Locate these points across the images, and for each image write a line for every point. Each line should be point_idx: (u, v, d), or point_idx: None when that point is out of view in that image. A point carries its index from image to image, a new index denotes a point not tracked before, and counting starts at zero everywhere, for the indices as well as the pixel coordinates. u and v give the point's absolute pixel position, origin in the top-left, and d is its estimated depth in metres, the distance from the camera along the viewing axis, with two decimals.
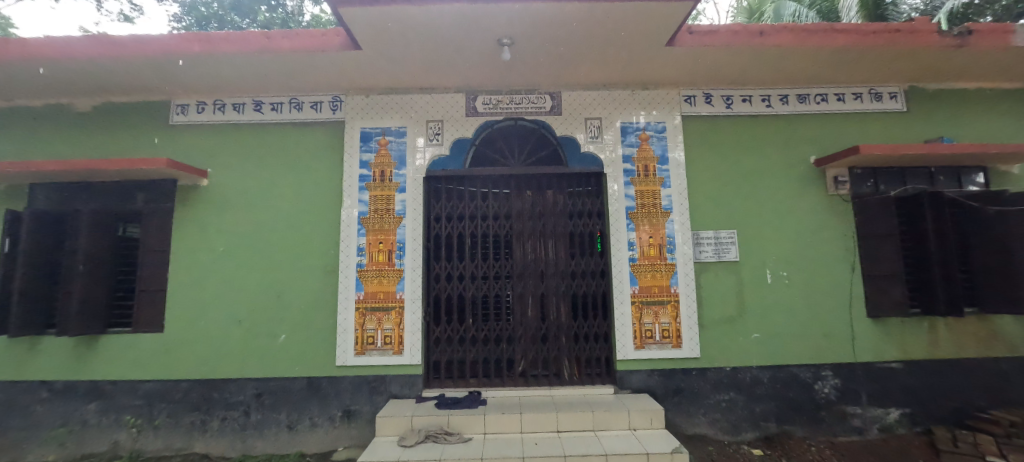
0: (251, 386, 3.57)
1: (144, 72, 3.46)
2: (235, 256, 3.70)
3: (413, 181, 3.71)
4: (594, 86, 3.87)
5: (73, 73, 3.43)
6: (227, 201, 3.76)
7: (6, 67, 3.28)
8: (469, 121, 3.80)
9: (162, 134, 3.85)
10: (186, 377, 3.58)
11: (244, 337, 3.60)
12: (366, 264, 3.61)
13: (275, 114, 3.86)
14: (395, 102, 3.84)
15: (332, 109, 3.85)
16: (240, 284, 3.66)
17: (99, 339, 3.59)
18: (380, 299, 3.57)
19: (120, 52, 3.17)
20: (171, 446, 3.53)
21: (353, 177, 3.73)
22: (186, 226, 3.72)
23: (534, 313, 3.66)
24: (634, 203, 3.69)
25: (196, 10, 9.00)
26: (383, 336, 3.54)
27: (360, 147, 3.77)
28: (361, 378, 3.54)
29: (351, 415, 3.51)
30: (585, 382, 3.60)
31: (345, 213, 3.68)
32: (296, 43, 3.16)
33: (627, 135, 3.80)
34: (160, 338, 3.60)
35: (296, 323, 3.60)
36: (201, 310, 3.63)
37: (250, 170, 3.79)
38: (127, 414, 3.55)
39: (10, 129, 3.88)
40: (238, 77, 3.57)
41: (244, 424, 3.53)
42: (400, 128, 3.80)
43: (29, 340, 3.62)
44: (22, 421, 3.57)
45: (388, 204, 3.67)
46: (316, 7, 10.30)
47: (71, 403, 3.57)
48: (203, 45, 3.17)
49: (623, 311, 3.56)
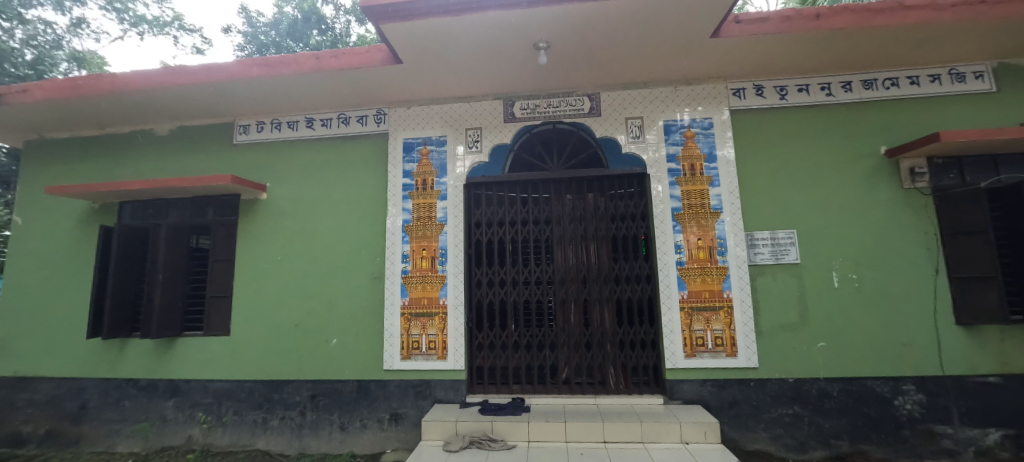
0: (307, 387, 3.76)
1: (211, 96, 3.78)
2: (290, 264, 3.93)
3: (453, 188, 3.78)
4: (634, 84, 3.76)
5: (153, 101, 3.83)
6: (283, 212, 4.01)
7: (101, 98, 3.72)
8: (507, 127, 3.82)
9: (227, 153, 4.19)
10: (248, 378, 3.84)
11: (300, 341, 3.81)
12: (410, 271, 3.71)
13: (325, 130, 4.08)
14: (435, 112, 3.94)
15: (377, 121, 4.02)
16: (295, 290, 3.89)
17: (176, 341, 3.95)
18: (423, 305, 3.65)
19: (190, 80, 3.50)
20: (236, 442, 3.79)
21: (396, 187, 3.86)
22: (248, 237, 4.02)
23: (576, 319, 3.58)
24: (680, 204, 3.53)
25: (257, 39, 9.98)
26: (427, 341, 3.61)
27: (402, 157, 3.89)
28: (407, 382, 3.62)
29: (399, 418, 3.60)
30: (632, 392, 3.45)
31: (390, 221, 3.81)
32: (342, 62, 3.35)
33: (670, 134, 3.65)
34: (227, 342, 3.90)
35: (346, 328, 3.76)
36: (262, 315, 3.89)
37: (303, 183, 4.03)
38: (199, 411, 3.86)
39: (104, 153, 4.40)
40: (291, 96, 3.82)
41: (300, 424, 3.73)
42: (440, 137, 3.88)
43: (118, 341, 4.04)
44: (113, 415, 3.98)
45: (430, 212, 3.76)
46: (362, 28, 10.98)
47: (153, 399, 3.93)
48: (263, 68, 3.43)
49: (671, 317, 3.41)
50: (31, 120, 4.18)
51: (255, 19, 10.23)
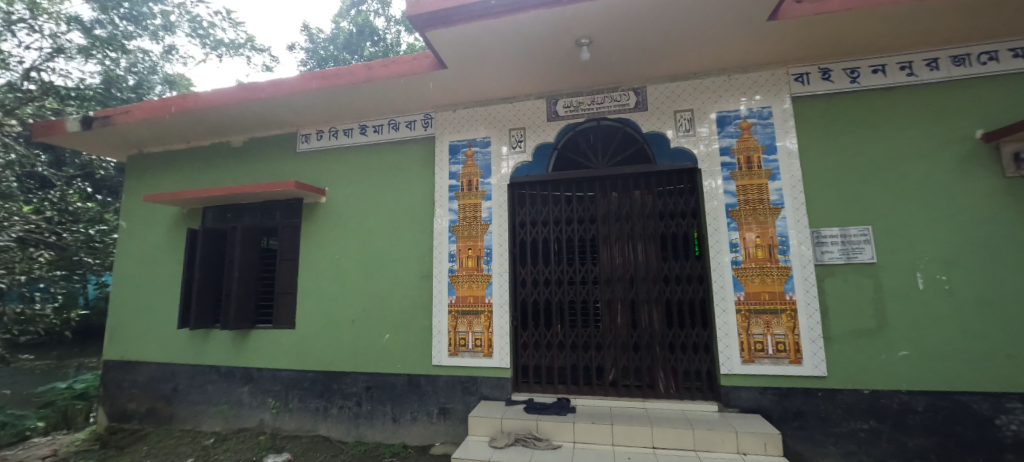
0: (362, 379, 3.98)
1: (277, 108, 4.12)
2: (347, 263, 4.19)
3: (498, 188, 3.82)
4: (683, 75, 3.59)
5: (230, 115, 4.24)
6: (341, 215, 4.28)
7: (188, 114, 4.19)
8: (551, 125, 3.80)
9: (292, 161, 4.55)
10: (311, 368, 4.14)
11: (356, 335, 4.05)
12: (457, 270, 3.80)
13: (377, 136, 4.30)
14: (479, 114, 4.01)
15: (424, 125, 4.17)
16: (352, 288, 4.13)
17: (250, 333, 4.35)
18: (470, 303, 3.73)
19: (259, 95, 3.84)
20: (301, 427, 4.10)
21: (443, 188, 3.97)
22: (310, 238, 4.33)
23: (622, 319, 3.49)
24: (735, 200, 3.32)
25: (317, 54, 10.81)
26: (474, 339, 3.69)
27: (449, 159, 4.00)
28: (455, 378, 3.72)
29: (446, 412, 3.71)
30: (683, 397, 3.30)
31: (438, 222, 3.94)
32: (391, 70, 3.51)
33: (724, 126, 3.44)
34: (293, 335, 4.23)
35: (398, 324, 3.94)
36: (323, 311, 4.18)
37: (358, 187, 4.27)
38: (270, 397, 4.22)
39: (191, 163, 4.94)
40: (347, 105, 4.06)
41: (357, 414, 3.96)
42: (484, 138, 3.95)
43: (203, 332, 4.52)
44: (198, 397, 4.47)
45: (476, 212, 3.83)
46: (411, 37, 11.54)
47: (231, 385, 4.36)
48: (322, 81, 3.69)
49: (726, 320, 3.22)
50: (133, 137, 4.79)
51: (315, 35, 11.09)
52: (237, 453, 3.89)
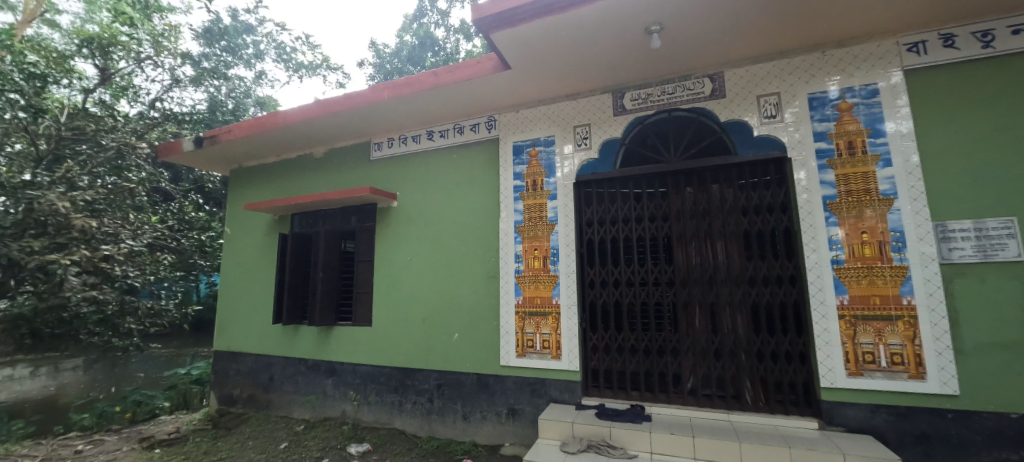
0: (434, 377, 4.11)
1: (353, 120, 4.39)
2: (418, 264, 4.35)
3: (563, 188, 3.73)
4: (766, 56, 3.26)
5: (313, 129, 4.61)
6: (411, 218, 4.46)
7: (278, 129, 4.61)
8: (617, 120, 3.63)
9: (367, 168, 4.83)
10: (387, 364, 4.35)
11: (428, 334, 4.18)
12: (523, 270, 3.78)
13: (443, 141, 4.42)
14: (542, 113, 3.96)
15: (488, 128, 4.21)
16: (423, 288, 4.28)
17: (333, 330, 4.68)
18: (537, 304, 3.69)
19: (338, 108, 4.13)
20: (379, 420, 4.33)
21: (507, 189, 3.97)
22: (384, 241, 4.57)
23: (702, 324, 3.24)
24: (834, 191, 2.94)
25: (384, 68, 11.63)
26: (542, 340, 3.63)
27: (513, 160, 4.00)
28: (523, 379, 3.70)
29: (516, 413, 3.70)
30: (775, 411, 2.99)
31: (503, 223, 3.95)
32: (457, 75, 3.58)
33: (817, 109, 3.07)
34: (370, 332, 4.48)
35: (466, 324, 4.01)
36: (397, 310, 4.38)
37: (426, 191, 4.43)
38: (351, 390, 4.51)
39: (281, 174, 5.43)
40: (415, 112, 4.22)
41: (429, 409, 4.10)
42: (548, 137, 3.89)
43: (293, 328, 4.94)
44: (290, 387, 4.89)
45: (541, 212, 3.78)
46: (469, 43, 11.98)
47: (318, 377, 4.72)
48: (392, 90, 3.87)
49: (826, 327, 2.86)
50: (234, 153, 5.40)
51: (382, 50, 11.93)
52: (324, 440, 4.20)
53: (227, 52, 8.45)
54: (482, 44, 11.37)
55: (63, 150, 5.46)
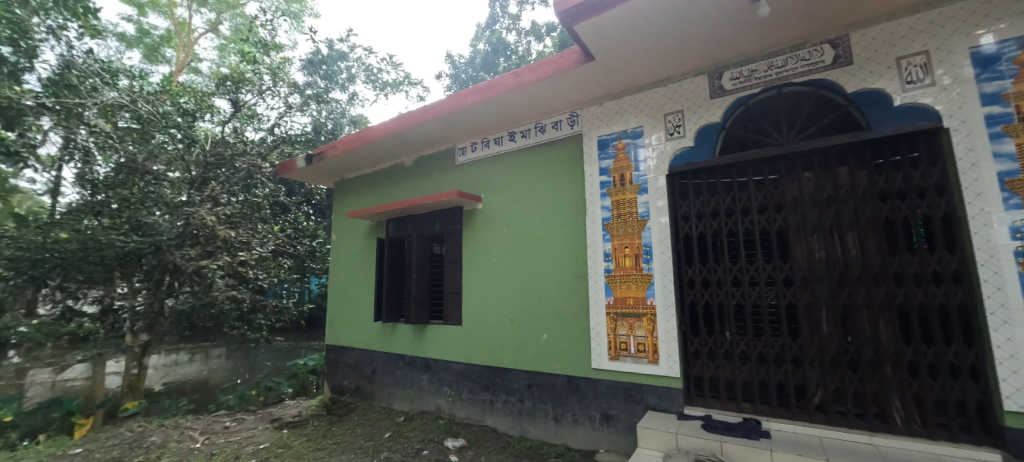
0: (524, 377, 4.10)
1: (440, 127, 4.59)
2: (504, 264, 4.39)
3: (654, 180, 3.47)
4: (907, 10, 2.72)
5: (404, 139, 4.90)
6: (497, 219, 4.52)
7: (374, 142, 4.99)
8: (714, 103, 3.30)
9: (453, 173, 5.00)
10: (478, 362, 4.46)
11: (516, 334, 4.19)
12: (613, 269, 3.60)
13: (525, 140, 4.41)
14: (628, 104, 3.74)
15: (570, 124, 4.09)
16: (510, 288, 4.31)
17: (427, 328, 4.91)
18: (629, 305, 3.48)
19: (426, 117, 4.35)
20: (472, 416, 4.44)
21: (593, 185, 3.82)
22: (472, 243, 4.70)
23: (830, 329, 2.81)
24: (1017, 165, 2.33)
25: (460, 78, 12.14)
26: (636, 343, 3.42)
27: (598, 155, 3.83)
28: (617, 384, 3.52)
29: (610, 419, 3.54)
30: (936, 436, 2.47)
31: (590, 220, 3.80)
32: (538, 73, 3.55)
33: (985, 65, 2.47)
34: (461, 331, 4.63)
35: (555, 324, 3.94)
36: (486, 310, 4.46)
37: (509, 192, 4.45)
38: (445, 386, 4.69)
39: (377, 184, 5.85)
40: (497, 114, 4.28)
41: (520, 409, 4.10)
42: (636, 128, 3.66)
43: (392, 326, 5.29)
44: (390, 381, 5.23)
45: (630, 208, 3.56)
46: (540, 43, 11.98)
47: (415, 372, 4.99)
48: (476, 95, 3.97)
49: (1010, 335, 2.28)
50: (338, 167, 5.95)
51: (458, 61, 12.45)
52: (422, 433, 4.41)
53: (323, 79, 9.88)
54: (553, 43, 11.30)
55: (212, 173, 6.56)
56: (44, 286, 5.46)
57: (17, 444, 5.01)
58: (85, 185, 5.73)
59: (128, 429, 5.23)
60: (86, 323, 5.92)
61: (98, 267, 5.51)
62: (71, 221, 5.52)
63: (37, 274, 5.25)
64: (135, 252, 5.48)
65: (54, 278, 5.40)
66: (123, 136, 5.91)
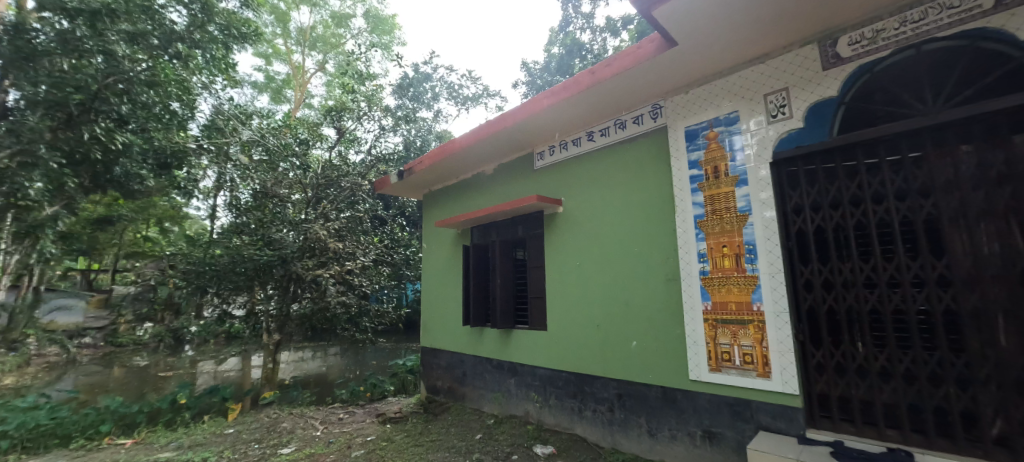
0: (613, 385, 3.90)
1: (518, 134, 4.61)
2: (588, 268, 4.26)
3: (755, 170, 3.07)
4: None
5: (484, 148, 5.00)
6: (578, 221, 4.39)
7: (457, 154, 5.18)
8: (829, 75, 2.79)
9: (532, 177, 4.97)
10: (564, 369, 4.35)
11: (603, 340, 4.01)
12: (710, 271, 3.26)
13: (604, 139, 4.23)
14: (719, 88, 3.37)
15: (653, 117, 3.82)
16: (595, 292, 4.14)
17: (513, 333, 4.93)
18: (731, 310, 3.11)
19: (504, 125, 4.40)
20: (561, 424, 4.34)
21: (682, 180, 3.51)
22: (554, 246, 4.62)
23: (1013, 343, 2.21)
24: None
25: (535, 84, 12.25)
26: (741, 353, 3.04)
27: (686, 147, 3.51)
28: (719, 398, 3.16)
29: (713, 436, 3.19)
30: None
31: (680, 219, 3.50)
32: (615, 67, 3.38)
33: None
34: (547, 336, 4.57)
35: (644, 331, 3.68)
36: (571, 314, 4.35)
37: (590, 193, 4.30)
38: (533, 391, 4.65)
39: (460, 193, 6.05)
40: (575, 114, 4.16)
41: (610, 420, 3.90)
42: (729, 114, 3.27)
43: (479, 330, 5.40)
44: (479, 384, 5.34)
45: (727, 203, 3.20)
46: (616, 39, 11.57)
47: (502, 376, 5.03)
48: (552, 98, 3.91)
49: None
50: (426, 180, 6.28)
51: (533, 68, 12.55)
52: (511, 437, 4.41)
53: (411, 100, 10.52)
54: (630, 37, 10.83)
55: (325, 193, 7.35)
56: (206, 293, 6.54)
57: (193, 420, 5.95)
58: (234, 210, 6.88)
59: (267, 415, 6.02)
60: (237, 323, 6.86)
61: (242, 277, 6.46)
62: (225, 239, 6.67)
63: (201, 283, 6.40)
64: (267, 264, 6.36)
65: (212, 287, 6.49)
66: (256, 169, 7.00)
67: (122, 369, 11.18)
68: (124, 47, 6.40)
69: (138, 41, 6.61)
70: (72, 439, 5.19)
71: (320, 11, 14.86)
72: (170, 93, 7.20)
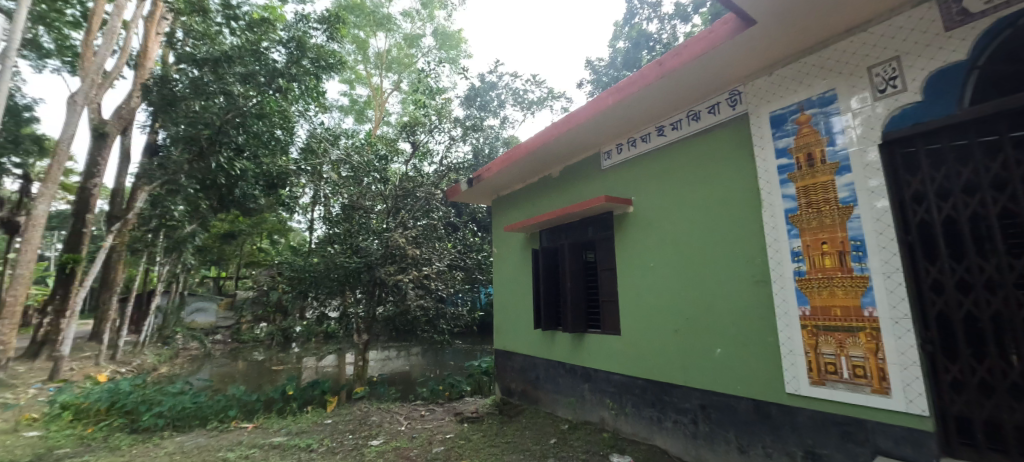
0: (696, 396, 3.62)
1: (583, 134, 4.51)
2: (663, 270, 4.02)
3: (860, 155, 2.67)
4: None
5: (549, 151, 4.96)
6: (651, 221, 4.17)
7: (523, 159, 5.21)
8: (954, 37, 2.32)
9: (600, 177, 4.82)
10: (640, 376, 4.14)
11: (683, 347, 3.75)
12: (807, 271, 2.90)
13: (676, 133, 3.97)
14: (810, 66, 2.99)
15: (731, 104, 3.50)
16: (672, 296, 3.90)
17: (586, 337, 4.81)
18: (835, 316, 2.73)
19: (569, 127, 4.33)
20: (639, 434, 4.13)
21: (769, 171, 3.17)
22: (625, 248, 4.44)
23: None
24: None
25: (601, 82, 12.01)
26: (851, 365, 2.64)
27: (773, 134, 3.17)
28: (824, 416, 2.78)
29: (818, 459, 2.81)
30: None
31: (768, 214, 3.16)
32: (685, 56, 3.16)
33: None
34: (621, 341, 4.39)
35: (730, 337, 3.38)
36: (646, 319, 4.14)
37: (663, 190, 4.06)
38: (608, 398, 4.49)
39: (528, 198, 6.07)
40: (643, 109, 3.97)
41: (694, 432, 3.63)
42: (824, 94, 2.89)
43: (551, 335, 5.35)
44: (553, 388, 5.28)
45: (825, 194, 2.82)
46: (687, 25, 10.94)
47: (575, 382, 4.93)
48: (617, 94, 3.77)
49: None
50: (494, 186, 6.40)
51: (598, 65, 12.30)
52: (587, 443, 4.29)
53: (479, 109, 10.84)
54: (703, 22, 10.18)
55: (405, 202, 7.75)
56: (307, 297, 7.25)
57: (298, 409, 6.63)
58: (328, 222, 7.48)
59: (360, 408, 6.48)
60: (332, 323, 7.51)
61: (335, 282, 7.03)
62: (322, 247, 7.36)
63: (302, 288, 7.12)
64: (355, 270, 6.90)
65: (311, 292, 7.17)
66: (344, 185, 7.61)
67: (244, 362, 12.87)
68: (239, 87, 8.37)
69: (249, 80, 8.52)
70: (209, 421, 5.97)
71: (394, 35, 15.94)
72: (274, 123, 9.27)
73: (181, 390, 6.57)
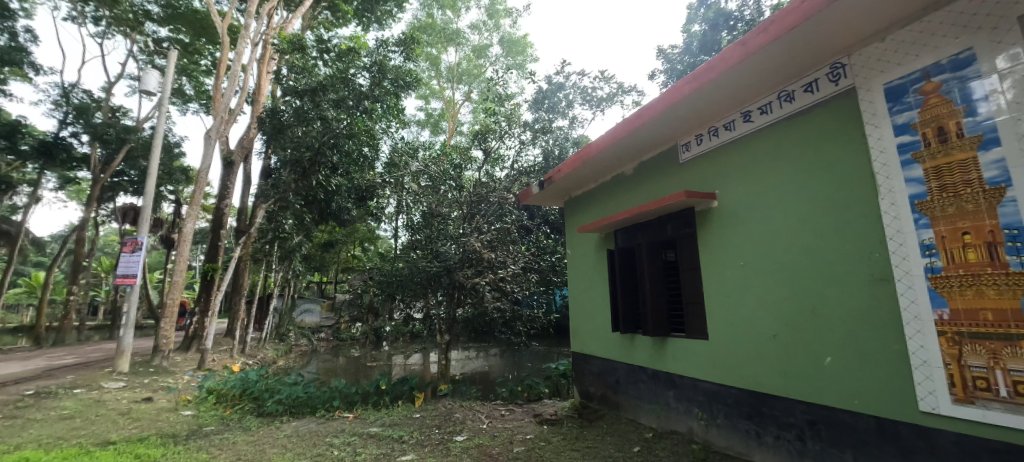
0: (802, 409, 3.23)
1: (659, 127, 4.28)
2: (756, 268, 3.67)
3: (1014, 124, 2.18)
4: None
5: (622, 148, 4.78)
6: (739, 216, 3.82)
7: (595, 158, 5.07)
8: None
9: (678, 172, 4.54)
10: (733, 385, 3.80)
11: (783, 354, 3.38)
12: (942, 268, 2.43)
13: (765, 117, 3.61)
14: (935, 24, 2.52)
15: (833, 80, 3.09)
16: (769, 297, 3.53)
17: (669, 341, 4.54)
18: (985, 321, 2.25)
19: (642, 121, 4.13)
20: (734, 448, 3.79)
21: (886, 152, 2.73)
22: (711, 246, 4.12)
23: None
24: None
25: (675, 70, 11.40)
26: (1010, 381, 2.15)
27: (890, 109, 2.72)
28: (972, 441, 2.30)
29: None
30: None
31: (886, 202, 2.72)
32: (772, 32, 2.85)
33: None
34: (709, 346, 4.07)
35: (842, 345, 2.96)
36: (738, 323, 3.79)
37: (752, 181, 3.71)
38: (696, 408, 4.18)
39: (601, 197, 5.90)
40: (725, 94, 3.66)
41: (801, 450, 3.23)
42: (958, 55, 2.41)
43: (631, 338, 5.13)
44: (634, 393, 5.06)
45: (966, 174, 2.35)
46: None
47: (659, 388, 4.67)
48: (693, 83, 3.51)
49: None
50: (566, 187, 6.32)
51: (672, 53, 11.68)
52: (674, 454, 4.02)
53: (548, 110, 10.84)
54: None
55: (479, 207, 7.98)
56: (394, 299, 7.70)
57: (390, 403, 7.07)
58: (411, 229, 7.95)
59: (444, 405, 6.73)
60: (417, 324, 7.94)
61: (419, 285, 7.41)
62: (407, 252, 7.76)
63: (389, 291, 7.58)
64: (436, 274, 7.24)
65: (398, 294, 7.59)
66: (423, 194, 8.04)
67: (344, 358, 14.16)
68: (334, 112, 9.32)
69: (341, 105, 9.45)
70: (317, 409, 6.61)
71: (464, 47, 16.59)
72: (362, 141, 10.13)
73: (295, 381, 7.38)
